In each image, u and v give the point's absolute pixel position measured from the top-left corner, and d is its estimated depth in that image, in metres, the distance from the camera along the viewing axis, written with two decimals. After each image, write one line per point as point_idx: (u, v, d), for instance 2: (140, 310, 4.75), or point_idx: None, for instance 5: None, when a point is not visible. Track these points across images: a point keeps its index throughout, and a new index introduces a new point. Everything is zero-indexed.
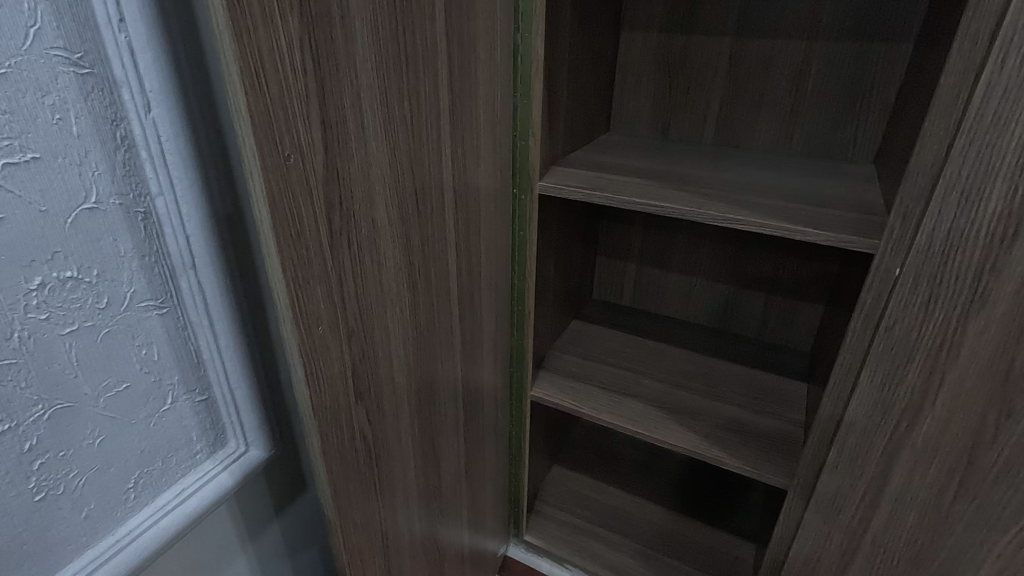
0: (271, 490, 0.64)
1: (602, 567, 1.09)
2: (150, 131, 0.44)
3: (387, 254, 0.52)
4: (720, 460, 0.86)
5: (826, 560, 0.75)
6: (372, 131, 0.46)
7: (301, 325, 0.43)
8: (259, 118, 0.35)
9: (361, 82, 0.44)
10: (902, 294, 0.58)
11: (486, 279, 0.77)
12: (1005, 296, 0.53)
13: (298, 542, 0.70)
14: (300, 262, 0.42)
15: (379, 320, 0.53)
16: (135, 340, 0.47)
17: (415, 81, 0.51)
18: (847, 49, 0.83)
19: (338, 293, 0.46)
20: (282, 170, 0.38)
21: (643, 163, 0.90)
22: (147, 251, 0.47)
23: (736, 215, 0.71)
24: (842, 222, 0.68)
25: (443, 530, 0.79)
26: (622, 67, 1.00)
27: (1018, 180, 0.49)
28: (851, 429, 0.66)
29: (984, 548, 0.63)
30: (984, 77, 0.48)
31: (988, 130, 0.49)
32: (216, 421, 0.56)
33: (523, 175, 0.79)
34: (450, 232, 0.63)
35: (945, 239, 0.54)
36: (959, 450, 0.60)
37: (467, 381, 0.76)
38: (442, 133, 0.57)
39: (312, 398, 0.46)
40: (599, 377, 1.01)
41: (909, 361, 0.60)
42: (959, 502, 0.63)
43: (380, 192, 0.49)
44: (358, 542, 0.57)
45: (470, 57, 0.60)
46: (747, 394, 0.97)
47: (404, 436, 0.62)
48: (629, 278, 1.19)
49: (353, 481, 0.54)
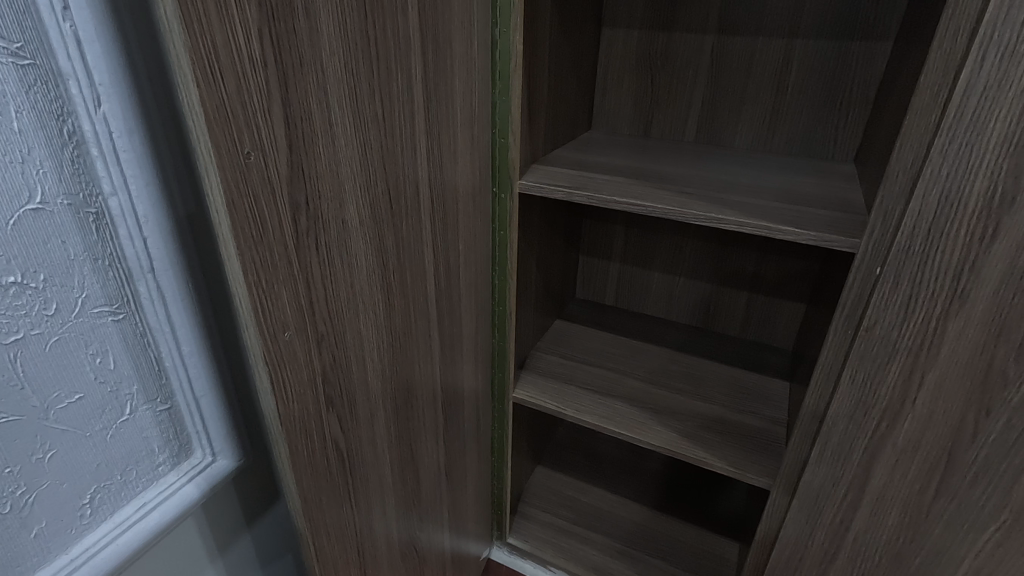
0: (242, 501, 0.62)
1: (586, 569, 1.08)
2: (100, 126, 0.41)
3: (359, 255, 0.50)
4: (704, 460, 0.85)
5: (808, 560, 0.75)
6: (341, 128, 0.44)
7: (265, 330, 0.41)
8: (214, 114, 0.33)
9: (328, 76, 0.42)
10: (883, 293, 0.57)
11: (465, 280, 0.75)
12: (983, 295, 0.53)
13: (272, 554, 0.68)
14: (264, 265, 0.40)
15: (351, 324, 0.51)
16: (89, 348, 0.45)
17: (388, 76, 0.49)
18: (827, 48, 0.83)
19: (306, 297, 0.44)
20: (242, 168, 0.36)
21: (625, 161, 0.89)
22: (100, 255, 0.44)
23: (717, 214, 0.70)
24: (823, 221, 0.67)
25: (423, 536, 0.77)
26: (604, 64, 0.99)
27: (997, 179, 0.49)
28: (832, 429, 0.66)
29: (963, 546, 0.63)
30: (963, 76, 0.48)
31: (967, 129, 0.49)
32: (180, 430, 0.55)
33: (503, 174, 0.77)
34: (426, 233, 0.61)
35: (925, 239, 0.54)
36: (939, 449, 0.60)
37: (446, 384, 0.74)
38: (417, 131, 0.55)
39: (280, 408, 0.44)
40: (581, 377, 1.00)
41: (889, 361, 0.60)
42: (939, 501, 0.63)
43: (350, 191, 0.47)
44: (332, 553, 0.55)
45: (445, 52, 0.58)
46: (729, 394, 0.97)
47: (380, 442, 0.60)
48: (612, 277, 1.18)
49: (326, 490, 0.52)
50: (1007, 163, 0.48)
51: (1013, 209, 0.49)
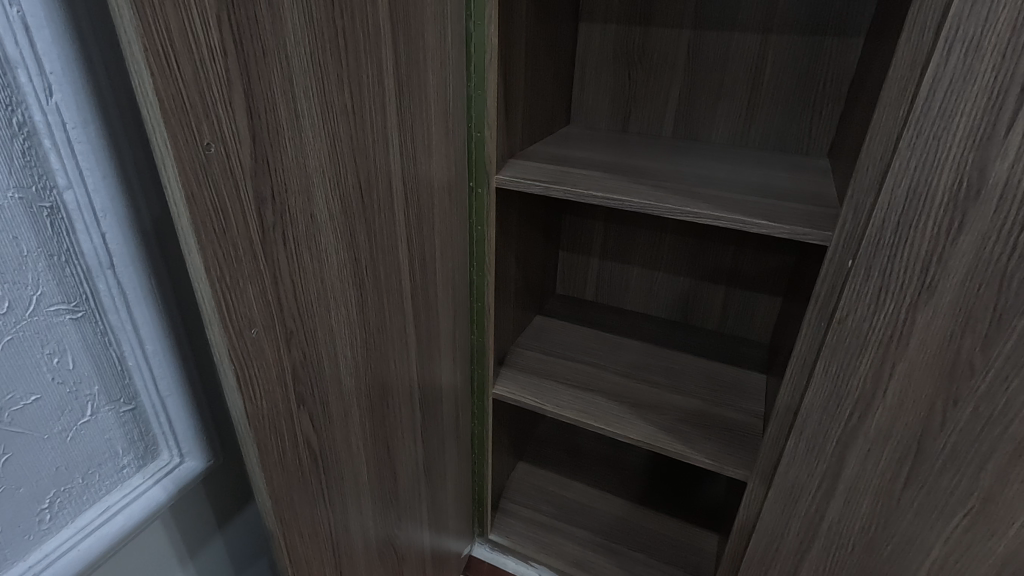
0: (213, 503, 0.61)
1: (567, 564, 1.08)
2: (53, 117, 0.40)
3: (329, 249, 0.49)
4: (682, 454, 0.85)
5: (783, 550, 0.76)
6: (308, 121, 0.43)
7: (231, 327, 0.40)
8: (170, 103, 0.32)
9: (293, 66, 0.41)
10: (854, 285, 0.58)
11: (442, 276, 0.74)
12: (950, 287, 0.54)
13: (245, 557, 0.67)
14: (228, 261, 0.39)
15: (322, 321, 0.50)
16: (45, 347, 0.44)
17: (357, 67, 0.48)
18: (801, 43, 0.83)
19: (273, 292, 0.43)
20: (201, 161, 0.35)
21: (602, 155, 0.89)
22: (56, 251, 0.43)
23: (693, 208, 0.71)
24: (796, 215, 0.68)
25: (402, 534, 0.76)
26: (581, 59, 0.99)
27: (963, 172, 0.50)
28: (806, 420, 0.67)
29: (933, 533, 0.64)
30: (930, 69, 0.48)
31: (934, 122, 0.49)
32: (145, 432, 0.54)
33: (479, 168, 0.77)
34: (400, 227, 0.61)
35: (894, 231, 0.54)
36: (909, 438, 0.62)
37: (423, 380, 0.73)
38: (389, 123, 0.55)
39: (248, 407, 0.43)
40: (561, 372, 1.00)
41: (861, 352, 0.60)
42: (909, 489, 0.64)
43: (319, 184, 0.46)
44: (306, 553, 0.54)
45: (417, 44, 0.57)
46: (708, 387, 0.98)
47: (355, 440, 0.59)
48: (592, 272, 1.18)
49: (298, 490, 0.51)
50: (972, 157, 0.49)
51: (978, 201, 0.50)
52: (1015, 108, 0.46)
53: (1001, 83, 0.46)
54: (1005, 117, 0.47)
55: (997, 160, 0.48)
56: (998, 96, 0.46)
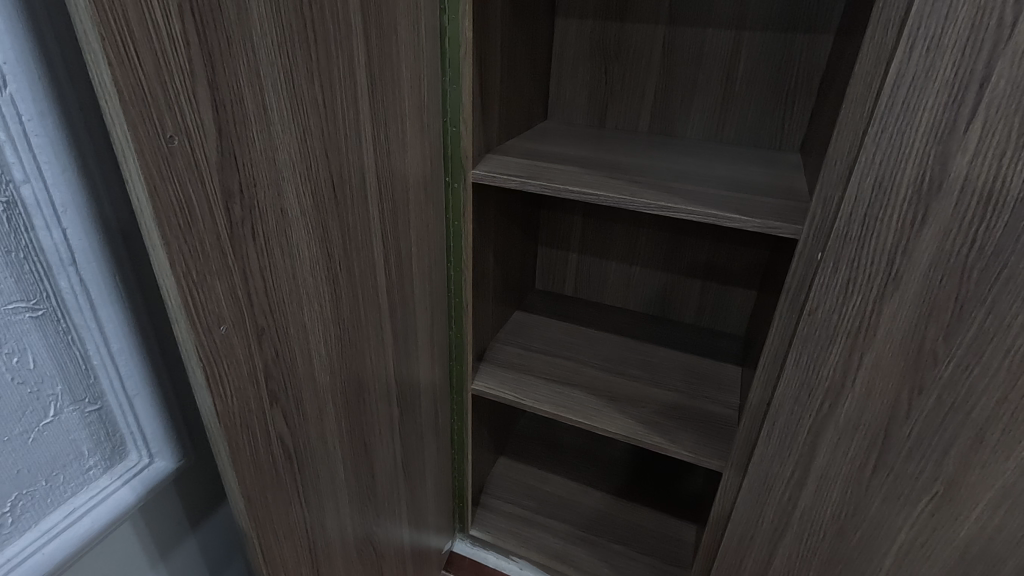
0: (185, 504, 0.60)
1: (548, 557, 1.09)
2: (8, 108, 0.39)
3: (301, 246, 0.49)
4: (659, 446, 0.86)
5: (758, 538, 0.78)
6: (277, 115, 0.43)
7: (198, 324, 0.39)
8: (130, 94, 0.32)
9: (260, 59, 0.40)
10: (824, 278, 0.59)
11: (418, 271, 0.74)
12: (915, 278, 0.55)
13: (219, 558, 0.66)
14: (194, 257, 0.38)
15: (294, 317, 0.49)
16: (4, 347, 0.43)
17: (328, 59, 0.48)
18: (773, 40, 0.85)
19: (243, 289, 0.43)
20: (164, 154, 0.34)
21: (578, 150, 0.89)
22: (14, 247, 0.42)
23: (668, 202, 0.71)
24: (768, 209, 0.69)
25: (380, 532, 0.76)
26: (558, 54, 0.99)
27: (926, 166, 0.51)
28: (779, 411, 0.68)
29: (899, 517, 0.66)
30: (894, 65, 0.49)
31: (898, 118, 0.50)
32: (112, 432, 0.53)
33: (455, 163, 0.76)
34: (375, 222, 0.60)
35: (861, 224, 0.55)
36: (877, 427, 0.63)
37: (400, 376, 0.73)
38: (361, 117, 0.54)
39: (218, 406, 0.43)
40: (540, 367, 1.01)
41: (830, 343, 0.62)
42: (878, 476, 0.66)
43: (289, 179, 0.45)
44: (281, 552, 0.54)
45: (390, 38, 0.57)
46: (685, 379, 0.99)
47: (330, 437, 0.59)
48: (571, 268, 1.19)
49: (271, 488, 0.50)
50: (934, 151, 0.50)
51: (939, 195, 0.51)
52: (974, 103, 0.47)
53: (962, 79, 0.47)
54: (965, 112, 0.48)
55: (957, 154, 0.49)
56: (958, 92, 0.48)
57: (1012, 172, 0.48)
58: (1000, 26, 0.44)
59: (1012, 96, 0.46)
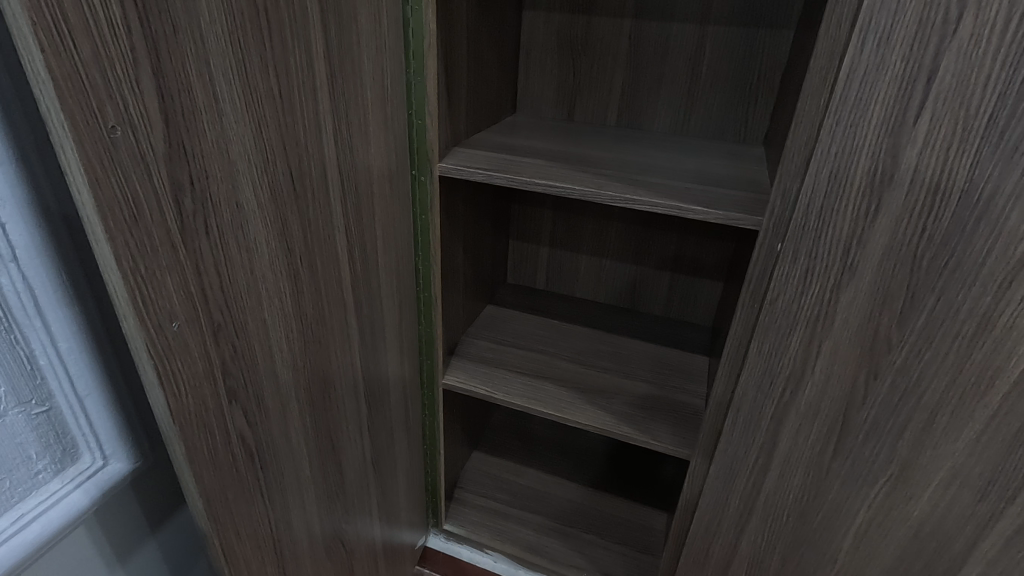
0: (142, 505, 0.59)
1: (522, 549, 1.10)
2: None
3: (259, 241, 0.48)
4: (629, 436, 0.88)
5: (724, 524, 0.80)
6: (230, 107, 0.42)
7: (148, 321, 0.38)
8: (67, 82, 0.30)
9: (209, 47, 0.39)
10: (783, 268, 0.61)
11: (384, 265, 0.73)
12: (869, 267, 0.57)
13: (180, 559, 0.65)
14: (143, 251, 0.37)
15: (253, 313, 0.48)
16: None
17: (284, 50, 0.47)
18: (736, 35, 0.86)
19: (197, 284, 0.42)
20: (106, 145, 0.33)
21: (546, 144, 0.89)
22: None
23: (632, 194, 0.72)
24: (730, 201, 0.71)
25: (350, 529, 0.75)
26: (526, 47, 0.99)
27: (877, 158, 0.52)
28: (742, 400, 0.70)
29: (858, 499, 0.69)
30: (847, 60, 0.50)
31: (851, 111, 0.52)
32: (62, 434, 0.51)
33: (422, 157, 0.76)
34: (337, 215, 0.59)
35: (818, 215, 0.57)
36: (835, 413, 0.65)
37: (368, 371, 0.72)
38: (321, 109, 0.53)
39: (173, 405, 0.42)
40: (512, 360, 1.01)
41: (790, 332, 0.63)
42: (837, 460, 0.68)
43: (244, 171, 0.44)
44: (244, 552, 0.53)
45: (350, 28, 0.56)
46: (654, 370, 1.01)
47: (294, 434, 0.58)
48: (542, 261, 1.19)
49: (232, 487, 0.49)
50: (885, 143, 0.51)
51: (891, 186, 0.53)
52: (922, 97, 0.49)
53: (910, 73, 0.48)
54: (914, 105, 0.49)
55: (907, 147, 0.51)
56: (907, 86, 0.49)
57: (957, 164, 0.50)
58: (946, 22, 0.46)
59: (957, 90, 0.48)
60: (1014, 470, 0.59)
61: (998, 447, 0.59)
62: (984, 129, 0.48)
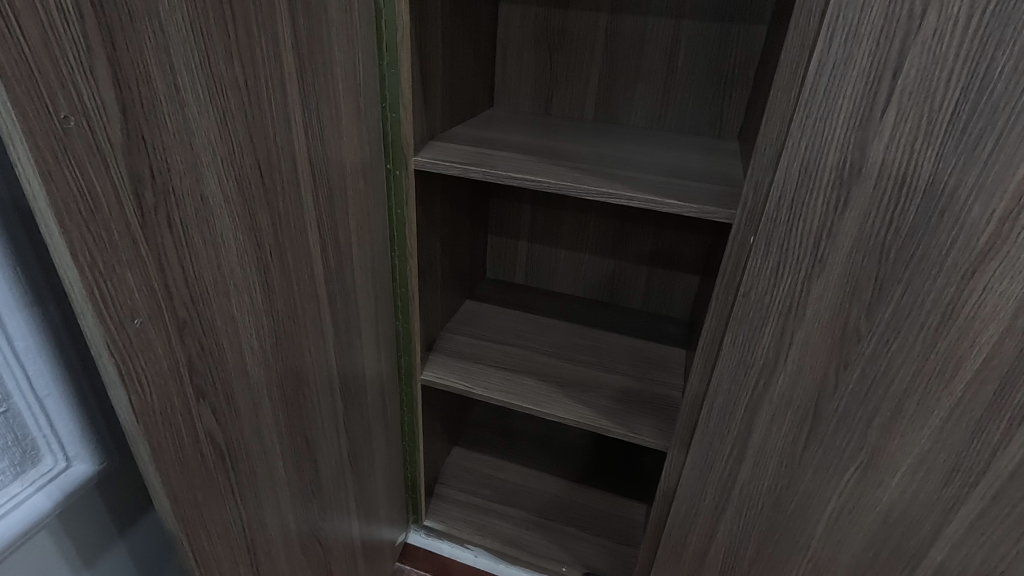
0: (107, 507, 0.58)
1: (503, 543, 1.10)
2: None
3: (226, 236, 0.47)
4: (608, 429, 0.88)
5: (701, 514, 0.81)
6: (192, 97, 0.41)
7: (108, 318, 0.37)
8: (13, 70, 0.29)
9: (169, 35, 0.38)
10: (756, 260, 0.61)
11: (359, 259, 0.72)
12: (839, 259, 0.57)
13: (149, 561, 0.64)
14: (101, 246, 0.36)
15: (221, 310, 0.47)
16: None
17: (249, 40, 0.46)
18: (710, 30, 0.87)
19: (159, 280, 0.41)
20: (60, 136, 0.32)
21: (522, 137, 0.89)
22: None
23: (608, 188, 0.72)
24: (704, 194, 0.71)
25: (327, 527, 0.75)
26: (502, 41, 0.98)
27: (846, 152, 0.53)
28: (717, 392, 0.70)
29: (829, 487, 0.70)
30: (816, 54, 0.51)
31: (820, 105, 0.52)
32: (22, 436, 0.49)
33: (396, 151, 0.75)
34: (308, 210, 0.58)
35: (789, 208, 0.57)
36: (807, 403, 0.66)
37: (343, 367, 0.72)
38: (291, 101, 0.52)
39: (136, 404, 0.41)
40: (491, 356, 1.00)
41: (763, 324, 0.64)
42: (808, 449, 0.69)
43: (208, 164, 0.43)
44: (216, 553, 0.52)
45: (319, 18, 0.55)
46: (632, 363, 1.01)
47: (266, 432, 0.57)
48: (521, 256, 1.19)
49: (202, 487, 0.48)
50: (854, 136, 0.52)
51: (859, 179, 0.54)
52: (889, 92, 0.50)
53: (877, 68, 0.49)
54: (880, 100, 0.50)
55: (875, 140, 0.52)
56: (874, 81, 0.50)
57: (922, 157, 0.51)
58: (910, 17, 0.46)
59: (922, 85, 0.49)
60: (977, 455, 0.61)
61: (962, 434, 0.60)
62: (948, 122, 0.49)
